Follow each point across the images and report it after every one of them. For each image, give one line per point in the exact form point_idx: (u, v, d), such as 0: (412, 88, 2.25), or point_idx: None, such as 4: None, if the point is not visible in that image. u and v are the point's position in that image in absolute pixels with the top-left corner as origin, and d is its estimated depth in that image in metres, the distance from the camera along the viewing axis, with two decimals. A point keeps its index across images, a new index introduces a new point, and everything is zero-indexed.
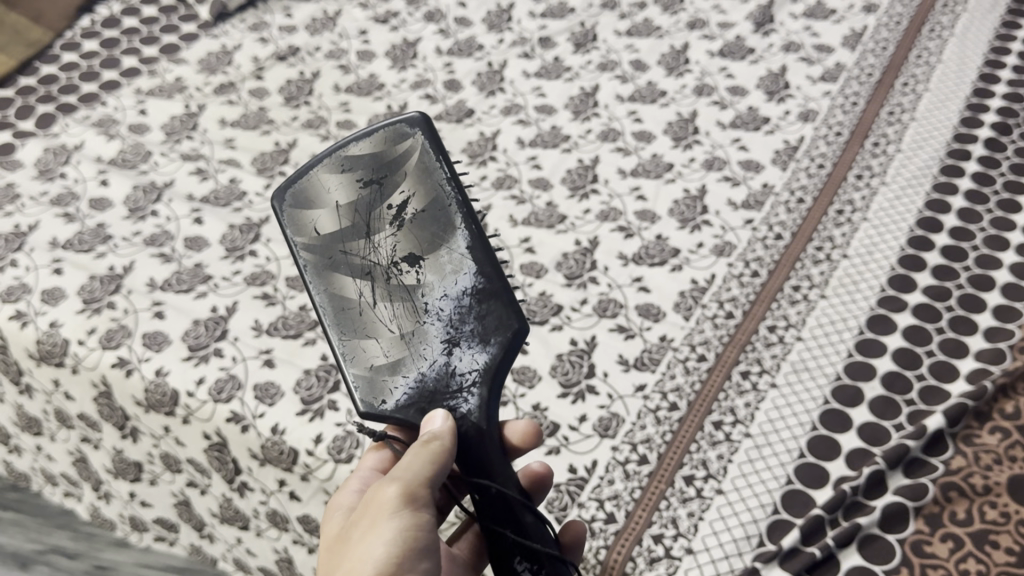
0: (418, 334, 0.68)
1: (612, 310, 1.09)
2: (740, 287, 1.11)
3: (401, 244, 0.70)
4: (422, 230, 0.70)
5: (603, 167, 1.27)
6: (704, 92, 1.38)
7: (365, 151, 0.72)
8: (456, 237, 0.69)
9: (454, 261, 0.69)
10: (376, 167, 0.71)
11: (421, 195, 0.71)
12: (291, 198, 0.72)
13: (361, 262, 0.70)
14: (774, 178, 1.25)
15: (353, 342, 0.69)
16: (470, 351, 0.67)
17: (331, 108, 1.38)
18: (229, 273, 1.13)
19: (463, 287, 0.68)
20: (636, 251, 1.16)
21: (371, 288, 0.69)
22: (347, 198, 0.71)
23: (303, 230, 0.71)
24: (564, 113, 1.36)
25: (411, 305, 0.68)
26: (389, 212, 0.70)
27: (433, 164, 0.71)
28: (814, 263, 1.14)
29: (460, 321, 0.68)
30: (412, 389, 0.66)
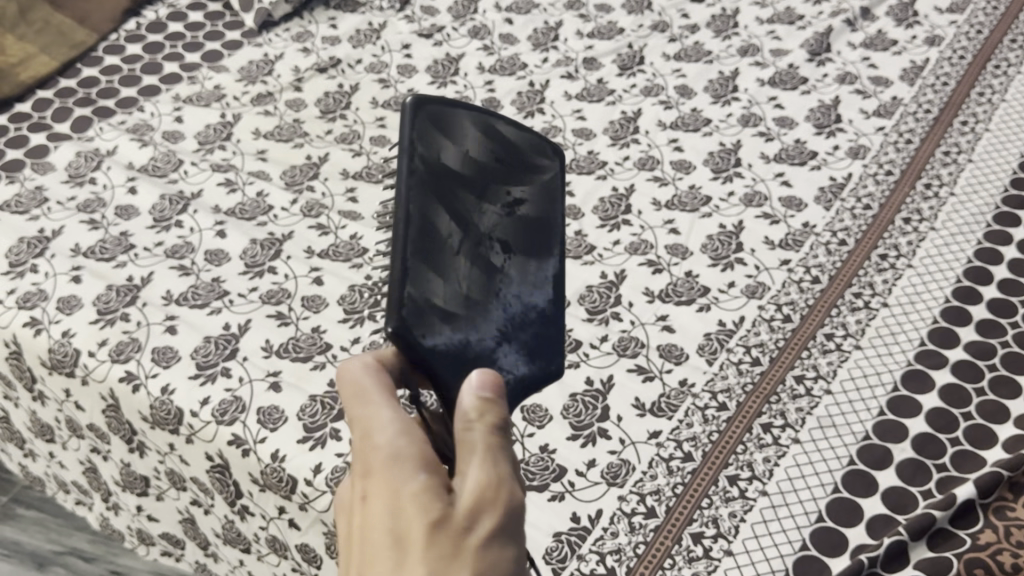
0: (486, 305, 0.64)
1: (632, 350, 1.05)
2: (770, 332, 1.06)
3: (502, 225, 0.68)
4: (524, 226, 0.70)
5: (638, 198, 1.23)
6: (750, 122, 1.33)
7: (509, 144, 0.72)
8: (537, 260, 0.70)
9: (535, 277, 0.69)
10: (514, 155, 0.72)
11: (535, 205, 0.72)
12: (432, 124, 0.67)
13: (465, 211, 0.66)
14: (816, 217, 1.19)
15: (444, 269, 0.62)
16: (515, 356, 0.64)
17: (367, 124, 1.36)
18: (246, 289, 1.12)
19: (529, 304, 0.68)
20: (664, 287, 1.11)
21: (460, 236, 0.64)
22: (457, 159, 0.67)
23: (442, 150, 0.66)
24: (603, 138, 1.32)
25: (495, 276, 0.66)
26: (507, 196, 0.70)
27: (559, 185, 0.75)
28: (851, 310, 1.08)
29: (517, 324, 0.66)
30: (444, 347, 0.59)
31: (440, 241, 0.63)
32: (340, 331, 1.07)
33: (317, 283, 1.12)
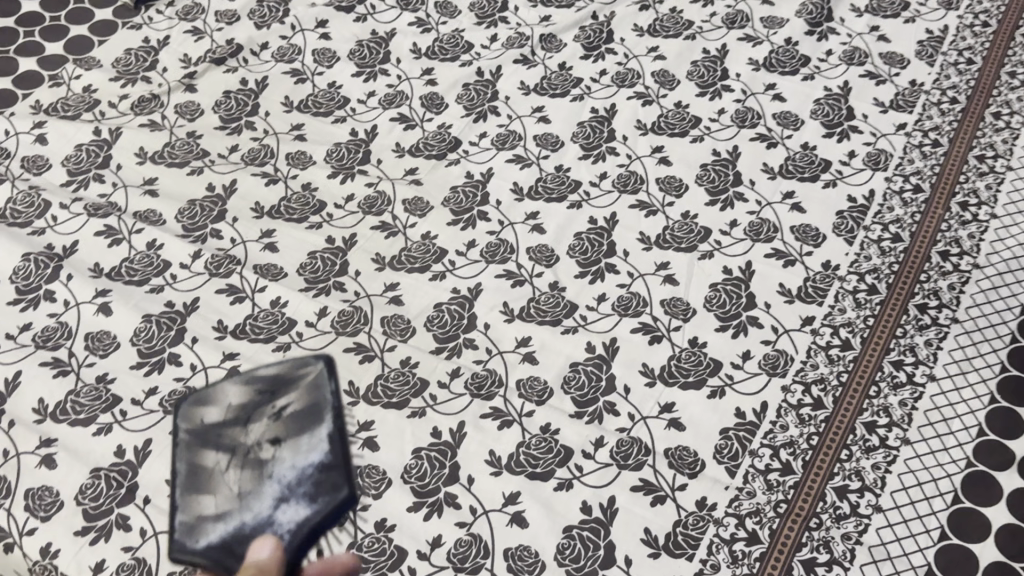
0: (256, 493, 0.57)
1: (635, 458, 0.85)
2: (800, 426, 0.87)
3: (271, 430, 0.60)
4: (291, 421, 0.60)
5: (622, 232, 1.01)
6: (747, 120, 1.11)
7: (271, 371, 0.63)
8: (322, 425, 0.60)
9: (310, 441, 0.59)
10: (272, 380, 0.63)
11: (302, 399, 0.61)
12: (195, 396, 0.64)
13: (229, 443, 0.60)
14: (838, 255, 0.99)
15: (188, 498, 0.59)
16: (296, 503, 0.56)
17: (281, 135, 1.10)
18: (142, 393, 0.88)
19: (310, 461, 0.58)
20: (666, 364, 0.91)
21: (228, 462, 0.60)
22: (242, 400, 0.63)
23: (183, 519, 0.58)
24: (572, 148, 1.09)
25: (260, 473, 0.58)
26: (271, 409, 0.61)
27: (321, 383, 0.62)
28: (893, 388, 0.89)
29: (297, 483, 0.57)
30: (229, 532, 0.56)
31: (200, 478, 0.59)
32: None
33: None
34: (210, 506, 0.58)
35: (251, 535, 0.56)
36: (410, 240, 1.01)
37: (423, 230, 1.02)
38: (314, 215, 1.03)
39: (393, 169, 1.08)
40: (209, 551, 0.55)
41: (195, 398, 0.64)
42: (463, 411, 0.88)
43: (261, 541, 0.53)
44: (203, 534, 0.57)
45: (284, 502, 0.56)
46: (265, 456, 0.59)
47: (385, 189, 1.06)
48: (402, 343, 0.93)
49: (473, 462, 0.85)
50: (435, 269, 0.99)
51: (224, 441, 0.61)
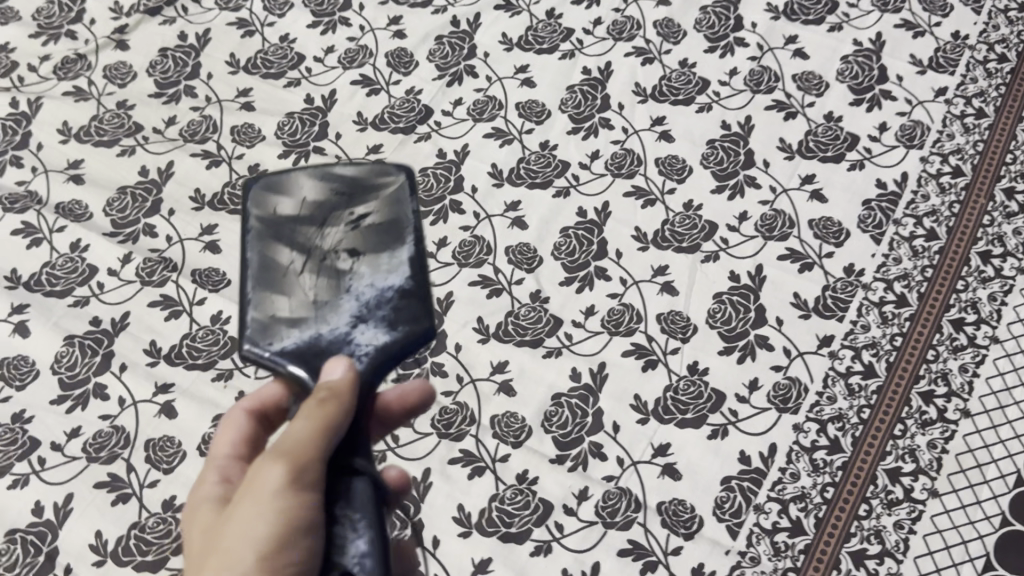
0: (331, 306, 0.55)
1: (623, 515, 0.74)
2: (813, 474, 0.76)
3: (349, 237, 0.57)
4: (371, 233, 0.57)
5: (615, 228, 0.88)
6: (762, 83, 0.96)
7: (350, 174, 0.60)
8: (403, 246, 0.57)
9: (390, 262, 0.56)
10: (353, 185, 0.59)
11: (386, 210, 0.58)
12: (266, 179, 0.60)
13: (304, 242, 0.57)
14: (863, 256, 0.86)
15: (260, 298, 0.56)
16: (374, 326, 0.55)
17: (225, 103, 0.96)
18: (63, 435, 0.78)
19: (389, 285, 0.56)
20: (661, 397, 0.79)
21: (302, 263, 0.56)
22: (319, 197, 0.59)
23: (255, 317, 0.55)
24: (560, 119, 0.95)
25: (335, 285, 0.56)
26: (351, 215, 0.58)
27: (405, 196, 0.59)
28: (921, 427, 0.78)
29: (376, 305, 0.55)
30: (303, 342, 0.54)
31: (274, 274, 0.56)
32: None
33: (166, 416, 0.79)
34: (284, 308, 0.55)
35: (326, 350, 0.54)
36: None
37: None
38: None
39: (353, 146, 0.94)
40: (287, 360, 0.54)
41: (269, 181, 0.60)
42: (428, 456, 0.77)
43: (334, 365, 0.52)
44: (277, 338, 0.55)
45: (361, 323, 0.55)
46: (342, 266, 0.56)
47: None
48: None
49: (438, 521, 0.74)
50: None
51: (301, 240, 0.57)
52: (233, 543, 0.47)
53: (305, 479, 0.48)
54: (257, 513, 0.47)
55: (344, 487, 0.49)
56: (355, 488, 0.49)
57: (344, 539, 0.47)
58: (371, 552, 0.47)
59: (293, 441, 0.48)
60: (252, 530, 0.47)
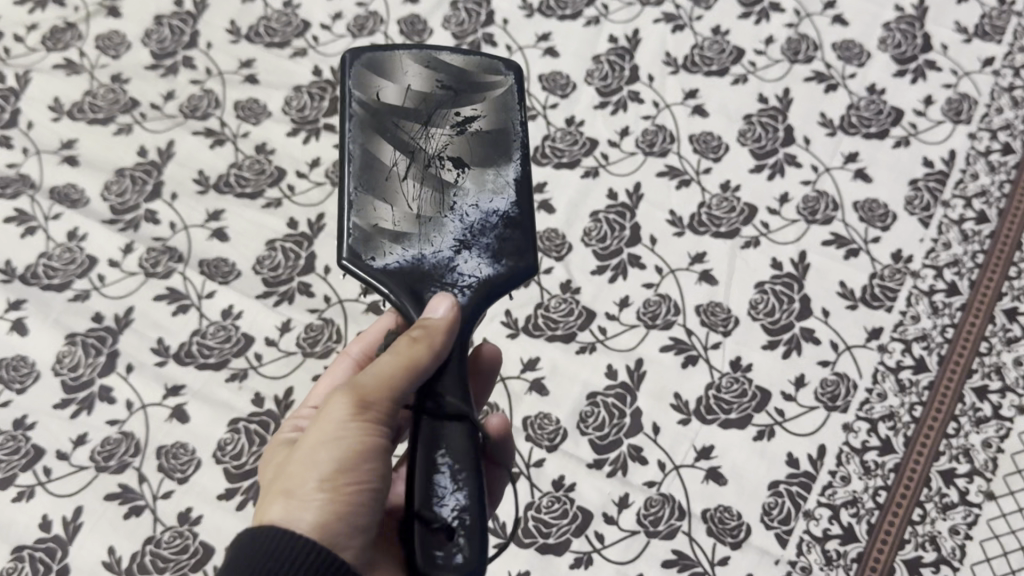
0: (434, 222, 0.53)
1: (667, 523, 0.71)
2: (864, 478, 0.72)
3: (454, 143, 0.55)
4: (478, 143, 0.55)
5: (648, 211, 0.83)
6: (800, 52, 0.91)
7: (455, 67, 0.57)
8: (509, 166, 0.55)
9: (496, 183, 0.55)
10: (459, 80, 0.57)
11: (492, 118, 0.56)
12: (368, 56, 0.56)
13: (409, 141, 0.54)
14: (911, 241, 0.81)
15: (362, 199, 0.53)
16: (478, 256, 0.53)
17: (227, 76, 0.90)
18: (69, 442, 0.73)
19: (494, 208, 0.54)
20: (703, 396, 0.75)
21: (407, 166, 0.54)
22: (425, 87, 0.56)
23: (356, 221, 0.52)
24: (586, 92, 0.89)
25: (438, 197, 0.54)
26: (457, 117, 0.55)
27: (511, 104, 0.57)
28: (976, 426, 0.74)
29: (480, 230, 0.54)
30: (408, 262, 0.52)
31: (378, 176, 0.53)
32: (222, 520, 0.70)
33: (178, 420, 0.74)
34: (388, 217, 0.53)
35: (431, 273, 0.52)
36: None
37: None
38: (270, 186, 0.84)
39: None
40: (390, 278, 0.52)
41: (373, 60, 0.56)
42: None
43: (440, 301, 0.50)
44: (380, 253, 0.52)
45: (466, 249, 0.53)
46: (446, 177, 0.54)
47: None
48: None
49: None
50: None
51: (405, 136, 0.54)
52: (295, 469, 0.47)
53: (375, 416, 0.48)
54: (325, 443, 0.47)
55: (440, 431, 0.48)
56: (449, 435, 0.48)
57: (443, 489, 0.46)
58: (470, 506, 0.46)
59: (378, 380, 0.48)
60: (316, 459, 0.47)
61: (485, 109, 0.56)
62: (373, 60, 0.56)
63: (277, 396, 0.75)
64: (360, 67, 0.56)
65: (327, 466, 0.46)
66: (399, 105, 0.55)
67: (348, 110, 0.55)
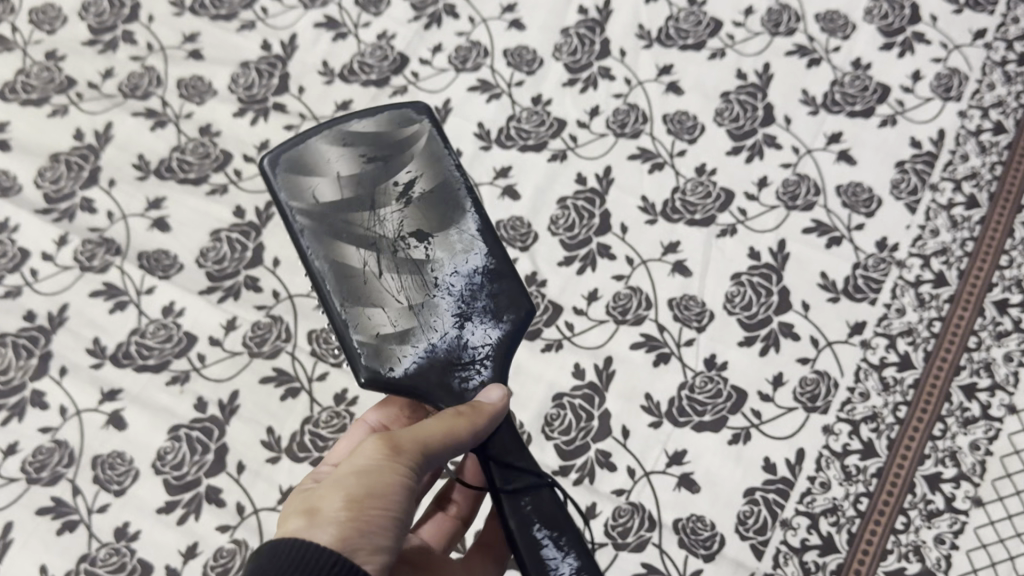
0: (428, 305, 0.52)
1: (636, 535, 0.66)
2: (844, 484, 0.68)
3: (408, 216, 0.53)
4: (428, 206, 0.54)
5: (619, 198, 0.79)
6: (781, 24, 0.85)
7: (371, 136, 0.55)
8: (466, 217, 0.54)
9: (464, 240, 0.54)
10: (380, 147, 0.55)
11: (428, 176, 0.55)
12: (287, 162, 0.54)
13: (366, 234, 0.52)
14: (896, 228, 0.76)
15: (353, 313, 0.51)
16: (481, 322, 0.52)
17: (169, 51, 0.84)
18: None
19: (473, 265, 0.53)
20: (675, 397, 0.71)
21: (377, 258, 0.52)
22: (353, 171, 0.54)
23: (360, 335, 0.51)
24: (553, 69, 0.84)
25: (423, 278, 0.52)
26: (396, 188, 0.54)
27: (438, 152, 0.56)
28: (963, 427, 0.69)
29: (471, 296, 0.53)
30: (423, 358, 0.51)
31: (360, 282, 0.51)
32: (161, 536, 0.66)
33: (115, 427, 0.69)
34: (385, 320, 0.51)
35: (445, 360, 0.51)
36: None
37: None
38: (215, 172, 0.79)
39: (319, 101, 0.83)
40: (409, 379, 0.50)
41: (290, 165, 0.54)
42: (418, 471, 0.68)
43: (489, 390, 0.49)
44: (394, 359, 0.51)
45: (467, 320, 0.52)
46: (418, 253, 0.53)
47: None
48: (336, 368, 0.71)
49: None
50: None
51: (361, 229, 0.53)
52: (317, 497, 0.42)
53: (410, 457, 0.45)
54: (352, 472, 0.43)
55: (529, 507, 0.48)
56: (539, 508, 0.48)
57: (553, 559, 0.46)
58: (584, 566, 0.46)
59: (414, 435, 0.45)
60: (338, 484, 0.42)
61: (420, 169, 0.55)
62: (293, 164, 0.54)
63: (221, 400, 0.70)
64: (283, 183, 0.53)
65: (351, 487, 0.42)
66: (338, 200, 0.53)
67: (296, 228, 0.52)
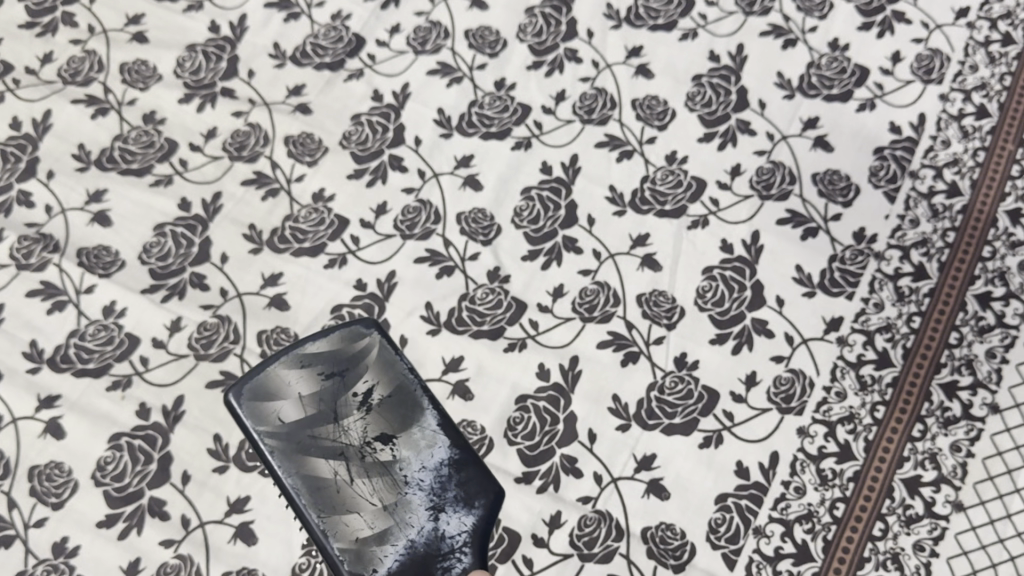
0: (403, 507, 0.48)
1: (602, 545, 0.63)
2: (820, 489, 0.65)
3: (372, 422, 0.50)
4: (390, 410, 0.50)
5: (585, 188, 0.75)
6: (755, 3, 0.82)
7: (323, 348, 0.50)
8: (426, 414, 0.51)
9: (427, 435, 0.50)
10: (334, 360, 0.50)
11: (385, 379, 0.51)
12: (244, 388, 0.49)
13: (334, 449, 0.48)
14: (875, 218, 0.73)
15: (330, 526, 0.47)
16: (455, 511, 0.49)
17: (112, 34, 0.80)
18: None
19: (440, 458, 0.50)
20: (644, 399, 0.68)
21: (347, 470, 0.48)
22: (311, 389, 0.49)
23: (340, 546, 0.47)
24: (517, 51, 0.80)
25: (393, 480, 0.49)
26: (356, 398, 0.50)
27: (392, 355, 0.52)
28: (944, 427, 0.66)
29: (441, 488, 0.49)
30: (405, 556, 0.47)
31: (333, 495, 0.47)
32: (100, 551, 0.62)
33: (52, 436, 0.65)
34: (363, 525, 0.47)
35: (426, 555, 0.48)
36: (298, 203, 0.74)
37: (314, 186, 0.74)
38: (159, 162, 0.75)
39: (270, 86, 0.78)
40: None
41: (252, 390, 0.49)
42: None
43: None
44: (375, 563, 0.47)
45: (442, 511, 0.49)
46: (385, 456, 0.49)
47: (260, 121, 0.77)
48: None
49: None
50: (333, 251, 0.72)
51: (328, 446, 0.48)
52: None
53: None
54: None
55: None
56: None
57: None
58: None
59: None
60: None
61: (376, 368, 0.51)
62: (248, 387, 0.49)
63: (165, 407, 0.66)
64: (243, 405, 0.49)
65: None
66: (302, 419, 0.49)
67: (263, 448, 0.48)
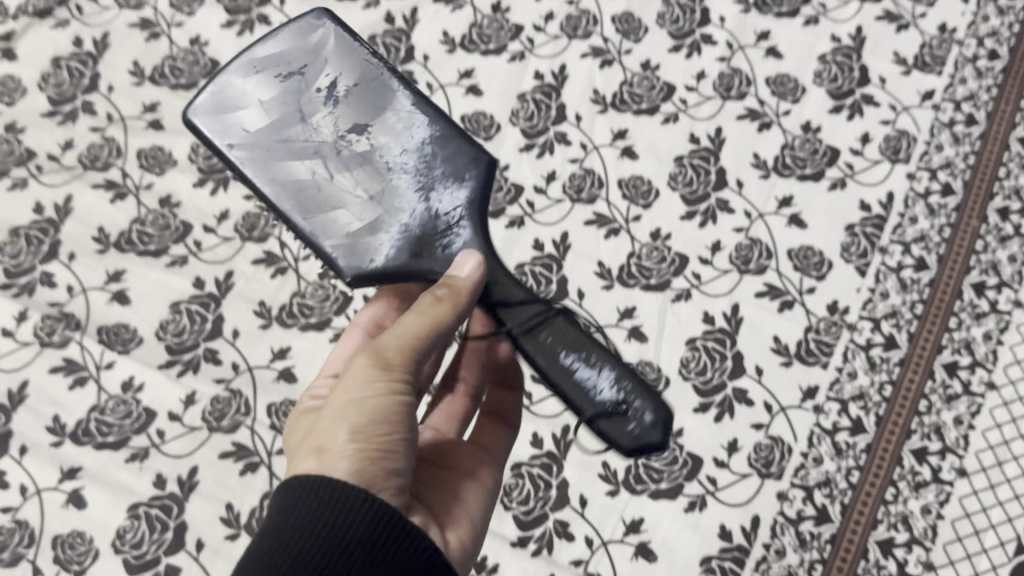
0: (388, 190, 0.45)
1: None
2: (800, 551, 0.69)
3: (343, 114, 0.46)
4: (361, 100, 0.46)
5: (576, 264, 0.80)
6: (733, 87, 0.87)
7: (273, 51, 0.47)
8: (399, 94, 0.47)
9: (402, 116, 0.46)
10: (291, 61, 0.47)
11: (349, 71, 0.47)
12: (202, 110, 0.47)
13: (306, 151, 0.45)
14: (848, 292, 0.78)
15: (311, 224, 0.44)
16: (445, 188, 0.46)
17: (129, 121, 0.85)
18: None
19: (421, 137, 0.46)
20: (632, 465, 0.72)
21: (323, 167, 0.45)
22: (273, 98, 0.46)
23: (330, 245, 0.44)
24: (511, 134, 0.85)
25: (375, 169, 0.45)
26: (322, 94, 0.46)
27: (351, 43, 0.48)
28: (915, 490, 0.70)
29: (427, 165, 0.46)
30: (401, 244, 0.44)
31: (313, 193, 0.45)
32: None
33: (75, 506, 0.69)
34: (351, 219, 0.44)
35: (421, 242, 0.45)
36: (303, 279, 0.77)
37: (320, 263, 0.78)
38: (174, 244, 0.80)
39: None
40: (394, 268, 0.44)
41: (206, 106, 0.46)
42: None
43: (464, 261, 0.43)
44: (371, 253, 0.44)
45: (430, 187, 0.45)
46: (362, 146, 0.46)
47: None
48: None
49: None
50: (337, 325, 0.76)
51: (300, 145, 0.46)
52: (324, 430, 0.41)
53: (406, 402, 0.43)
54: (352, 404, 0.42)
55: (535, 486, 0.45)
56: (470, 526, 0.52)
57: (588, 378, 0.40)
58: (623, 374, 0.40)
59: (401, 345, 0.43)
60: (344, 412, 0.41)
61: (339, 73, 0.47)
62: (206, 120, 0.46)
63: (181, 477, 0.70)
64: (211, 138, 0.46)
65: (355, 416, 0.41)
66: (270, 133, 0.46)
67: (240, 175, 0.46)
